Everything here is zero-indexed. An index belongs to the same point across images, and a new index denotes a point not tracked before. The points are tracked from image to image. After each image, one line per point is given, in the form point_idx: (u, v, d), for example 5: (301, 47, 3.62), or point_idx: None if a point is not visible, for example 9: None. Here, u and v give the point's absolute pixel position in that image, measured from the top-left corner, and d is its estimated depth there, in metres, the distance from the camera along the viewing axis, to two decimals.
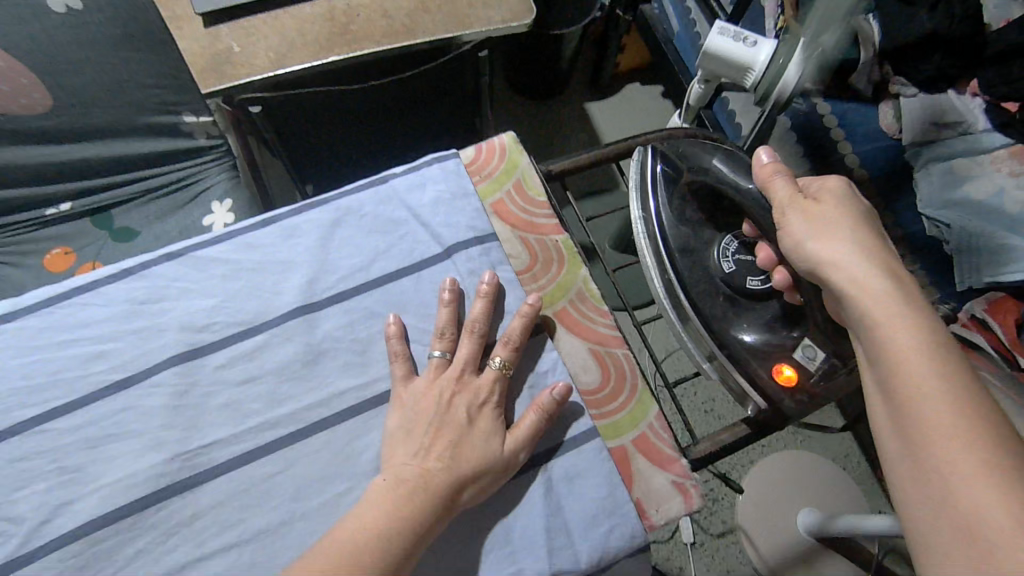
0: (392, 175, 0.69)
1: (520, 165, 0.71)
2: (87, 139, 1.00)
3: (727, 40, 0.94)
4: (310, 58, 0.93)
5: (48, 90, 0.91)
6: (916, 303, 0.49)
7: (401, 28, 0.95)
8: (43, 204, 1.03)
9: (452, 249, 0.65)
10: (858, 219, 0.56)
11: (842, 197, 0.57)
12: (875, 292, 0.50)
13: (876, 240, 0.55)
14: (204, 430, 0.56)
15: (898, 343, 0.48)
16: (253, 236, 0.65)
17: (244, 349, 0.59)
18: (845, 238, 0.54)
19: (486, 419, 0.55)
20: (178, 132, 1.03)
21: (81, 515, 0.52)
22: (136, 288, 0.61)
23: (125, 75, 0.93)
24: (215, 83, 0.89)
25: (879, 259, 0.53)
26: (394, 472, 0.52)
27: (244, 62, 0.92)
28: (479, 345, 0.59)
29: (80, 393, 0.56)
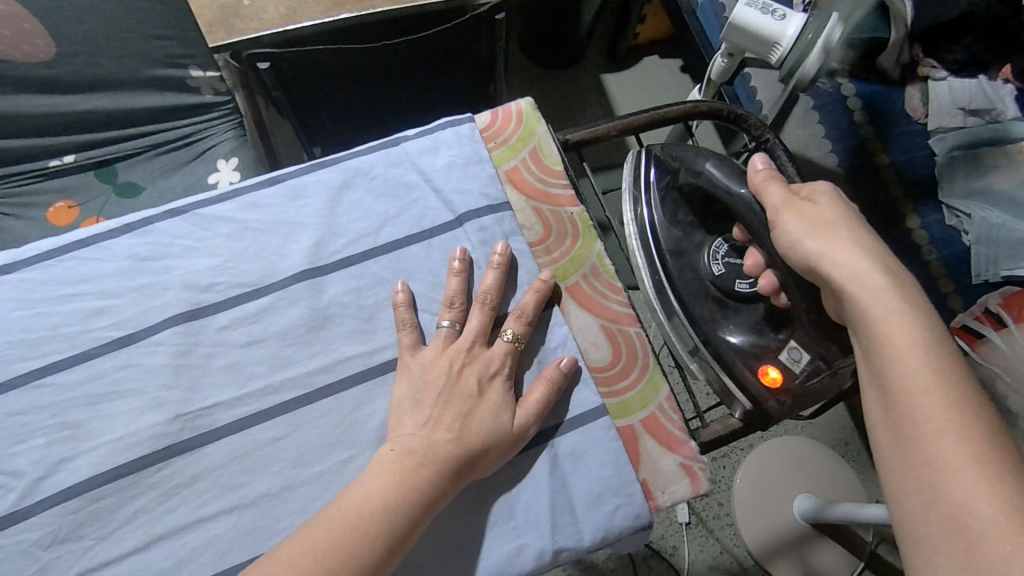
0: (404, 137, 0.67)
1: (537, 133, 0.68)
2: (91, 90, 0.97)
3: (755, 12, 0.90)
4: (322, 15, 0.96)
5: (52, 36, 0.88)
6: (913, 299, 0.47)
7: None
8: (46, 155, 1.01)
9: (464, 217, 0.63)
10: (855, 215, 0.54)
11: (836, 195, 0.55)
12: (871, 286, 0.48)
13: (871, 234, 0.53)
14: (206, 391, 0.55)
15: (894, 337, 0.46)
16: (260, 194, 0.63)
17: (248, 311, 0.58)
18: (842, 230, 0.52)
19: (495, 393, 0.54)
20: (185, 88, 1.01)
21: (80, 471, 0.51)
22: (138, 244, 0.59)
23: (130, 25, 0.90)
24: (224, 37, 0.95)
25: (875, 253, 0.50)
26: (400, 442, 0.51)
27: (253, 16, 0.96)
28: (490, 317, 0.57)
29: (79, 349, 0.55)
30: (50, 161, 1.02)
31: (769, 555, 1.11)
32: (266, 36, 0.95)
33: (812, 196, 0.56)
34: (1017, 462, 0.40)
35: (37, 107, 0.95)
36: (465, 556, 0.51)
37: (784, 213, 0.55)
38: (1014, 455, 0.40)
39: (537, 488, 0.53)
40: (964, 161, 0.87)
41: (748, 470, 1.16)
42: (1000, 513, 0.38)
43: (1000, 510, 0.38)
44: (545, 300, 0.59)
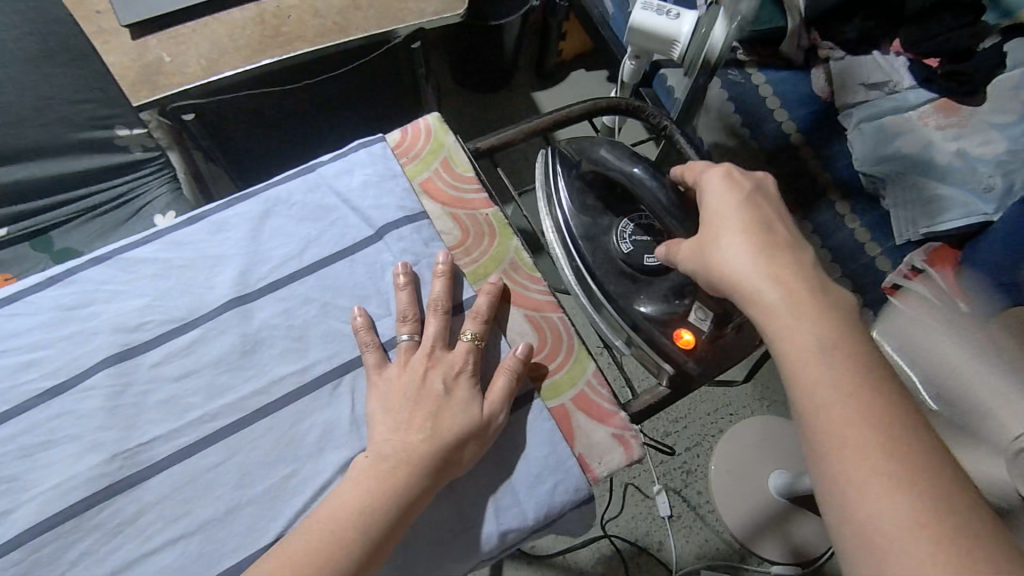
0: (320, 162, 0.70)
1: (447, 144, 0.72)
2: (19, 160, 1.00)
3: (651, 14, 0.95)
4: (244, 62, 0.95)
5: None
6: (823, 303, 0.46)
7: (333, 26, 0.99)
8: None
9: (383, 230, 0.66)
10: (757, 214, 0.52)
11: (739, 195, 0.54)
12: (771, 295, 0.47)
13: (777, 233, 0.52)
14: (143, 428, 0.55)
15: (792, 347, 0.45)
16: (182, 233, 0.65)
17: (179, 345, 0.59)
18: (737, 237, 0.51)
19: (463, 388, 0.56)
20: (113, 148, 1.06)
21: (18, 523, 0.51)
22: (64, 294, 0.60)
23: (48, 93, 0.95)
24: (148, 95, 0.91)
25: (768, 257, 0.49)
26: (375, 448, 0.52)
27: (175, 71, 0.93)
28: (445, 322, 0.60)
29: (10, 403, 0.56)
30: None
31: (750, 537, 1.14)
32: (191, 89, 0.92)
33: (714, 197, 0.55)
34: (927, 463, 0.39)
35: None
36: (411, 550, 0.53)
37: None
38: (925, 456, 0.39)
39: (475, 477, 0.56)
40: (871, 131, 0.93)
41: (718, 456, 1.20)
42: (905, 527, 0.37)
43: (905, 519, 0.37)
44: (498, 301, 0.62)
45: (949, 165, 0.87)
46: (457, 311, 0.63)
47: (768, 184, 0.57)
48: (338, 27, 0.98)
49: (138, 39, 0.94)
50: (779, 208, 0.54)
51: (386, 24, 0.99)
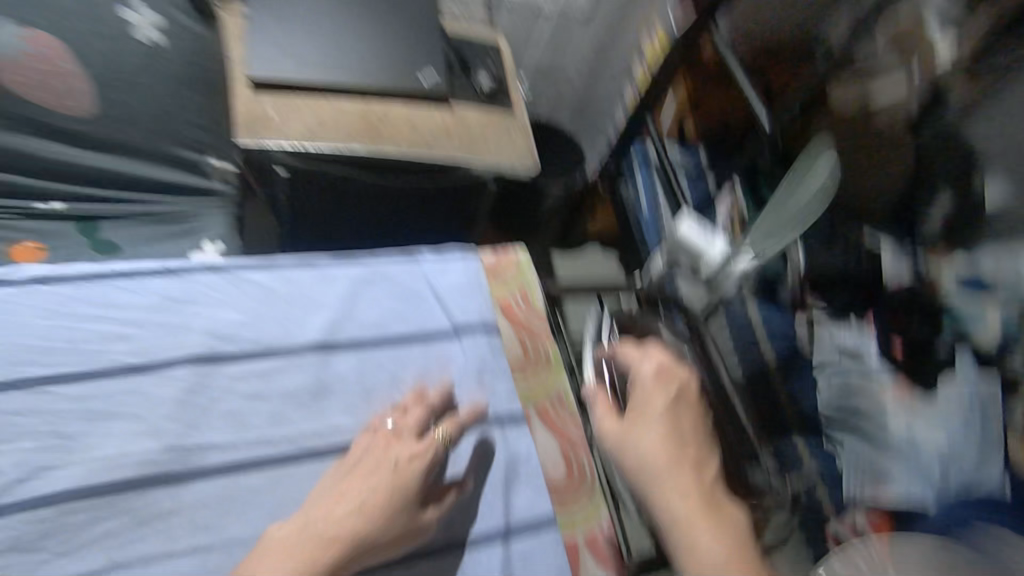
0: (422, 256, 0.79)
1: (528, 278, 0.82)
2: (106, 150, 1.06)
3: (691, 229, 1.05)
4: (337, 141, 1.10)
5: (99, 95, 1.02)
6: (719, 519, 0.57)
7: (422, 142, 1.17)
8: (32, 196, 1.03)
9: (461, 329, 0.74)
10: (674, 420, 0.64)
11: (661, 400, 0.65)
12: (677, 508, 0.58)
13: (687, 444, 0.63)
14: (204, 431, 0.58)
15: (697, 553, 0.55)
16: (292, 272, 0.72)
17: (261, 367, 0.64)
18: (653, 438, 0.62)
19: (411, 469, 0.59)
20: (195, 169, 1.13)
21: (61, 481, 0.52)
22: (175, 288, 0.66)
23: (173, 111, 1.08)
24: (247, 136, 1.06)
25: (676, 460, 0.61)
26: (300, 517, 0.55)
27: (276, 125, 1.08)
28: (429, 414, 0.65)
29: (93, 366, 0.59)
30: (32, 203, 1.04)
31: None
32: (282, 145, 1.07)
33: (642, 397, 0.66)
34: None
35: (53, 152, 1.02)
36: None
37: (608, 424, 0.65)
38: None
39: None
40: (834, 384, 0.95)
41: None
42: None
43: None
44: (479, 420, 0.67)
45: (902, 446, 0.87)
46: (505, 421, 0.69)
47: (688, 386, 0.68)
48: (425, 142, 1.17)
49: (253, 96, 1.07)
50: (693, 416, 0.66)
51: (468, 157, 1.20)
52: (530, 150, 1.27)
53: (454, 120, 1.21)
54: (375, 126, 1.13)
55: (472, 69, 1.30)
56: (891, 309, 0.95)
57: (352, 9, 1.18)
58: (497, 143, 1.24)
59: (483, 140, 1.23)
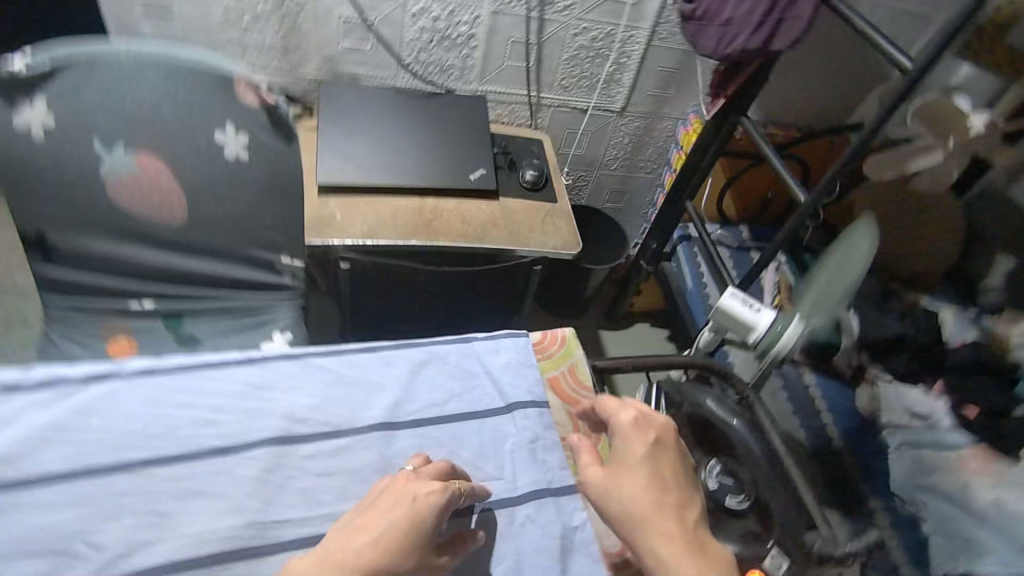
0: (475, 337, 0.85)
1: (575, 354, 0.88)
2: (193, 255, 1.16)
3: (737, 302, 1.16)
4: (395, 237, 1.22)
5: (190, 203, 1.09)
6: (706, 560, 0.56)
7: (472, 233, 1.28)
8: (132, 296, 1.18)
9: (513, 405, 0.78)
10: (656, 466, 0.63)
11: (641, 446, 0.64)
12: (664, 554, 0.57)
13: (669, 487, 0.62)
14: (281, 507, 0.63)
15: None
16: (356, 356, 0.79)
17: (330, 446, 0.69)
18: (635, 487, 0.61)
19: (428, 503, 0.59)
20: (269, 268, 1.21)
21: (157, 555, 0.58)
22: (255, 375, 0.73)
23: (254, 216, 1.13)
24: (314, 238, 1.18)
25: (660, 507, 0.60)
26: (317, 552, 0.56)
27: (341, 226, 1.21)
28: (446, 466, 0.66)
29: (185, 449, 0.65)
30: (131, 301, 1.19)
31: None
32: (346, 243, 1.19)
33: (622, 442, 0.65)
34: None
35: (147, 260, 1.14)
36: None
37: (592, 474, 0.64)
38: None
39: None
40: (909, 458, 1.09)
41: None
42: None
43: None
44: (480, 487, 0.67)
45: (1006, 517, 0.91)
46: (559, 493, 0.71)
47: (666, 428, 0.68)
48: (475, 235, 1.27)
49: (323, 198, 1.25)
50: (674, 459, 0.65)
51: (514, 243, 1.29)
52: (574, 236, 1.34)
53: (500, 211, 1.33)
54: (430, 222, 1.25)
55: (518, 167, 1.42)
56: (955, 373, 1.14)
57: (410, 122, 1.35)
58: (541, 230, 1.33)
59: (527, 228, 1.32)
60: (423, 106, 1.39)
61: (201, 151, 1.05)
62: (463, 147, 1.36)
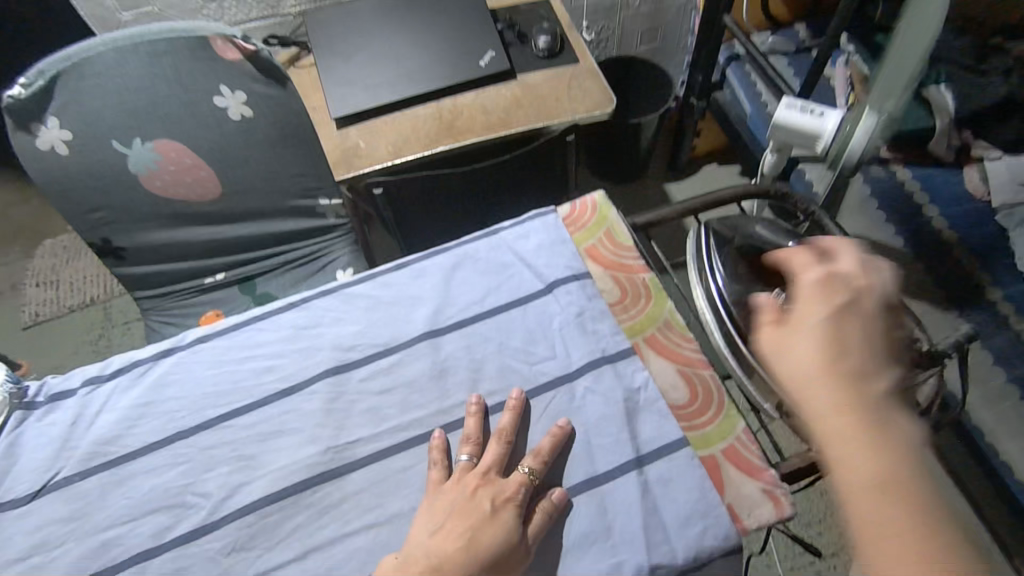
0: (502, 227, 0.82)
1: (610, 217, 0.82)
2: (241, 220, 1.18)
3: (796, 112, 1.02)
4: (423, 148, 1.17)
5: (219, 176, 1.10)
6: (889, 441, 0.46)
7: (497, 121, 1.20)
8: (203, 274, 1.23)
9: (553, 284, 0.75)
10: (839, 326, 0.51)
11: (822, 305, 0.53)
12: (837, 424, 0.47)
13: (853, 354, 0.50)
14: (351, 429, 0.67)
15: (854, 482, 0.45)
16: (390, 276, 0.79)
17: (383, 365, 0.71)
18: (811, 347, 0.51)
19: (506, 512, 0.57)
20: (314, 214, 1.21)
21: (254, 493, 0.63)
22: (300, 317, 0.76)
23: (277, 167, 1.12)
24: (345, 172, 1.15)
25: (840, 373, 0.49)
26: (406, 551, 0.56)
27: (368, 154, 1.17)
28: (507, 450, 0.62)
29: (255, 397, 0.69)
30: (204, 279, 1.23)
31: None
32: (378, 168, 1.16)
33: (799, 300, 0.54)
34: None
35: (201, 237, 1.17)
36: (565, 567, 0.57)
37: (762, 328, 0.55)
38: None
39: (628, 521, 0.58)
40: None
41: None
42: None
43: None
44: (563, 445, 0.63)
45: None
46: (616, 358, 0.68)
47: (867, 288, 0.54)
48: (501, 123, 1.19)
49: (341, 129, 1.20)
50: (869, 321, 0.52)
51: (543, 119, 1.19)
52: (604, 94, 1.22)
53: (521, 90, 1.23)
54: (452, 122, 1.19)
55: (529, 38, 1.29)
56: None
57: (399, 26, 1.26)
58: (568, 97, 1.22)
59: (552, 99, 1.22)
60: (408, 3, 1.28)
61: (204, 118, 1.05)
62: (462, 35, 1.25)
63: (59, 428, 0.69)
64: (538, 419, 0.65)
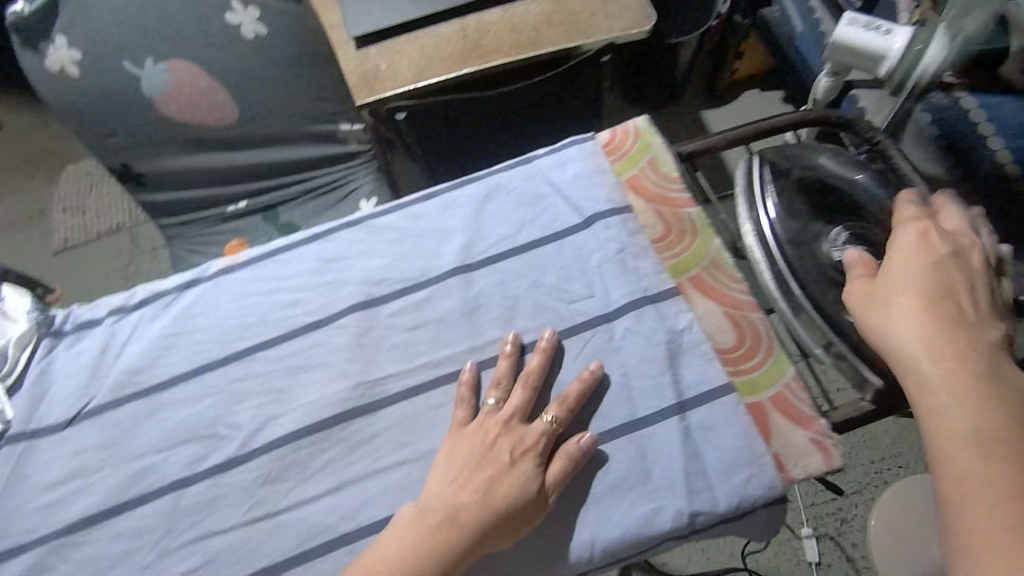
0: (536, 155, 0.76)
1: (653, 144, 0.75)
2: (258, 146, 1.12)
3: (860, 30, 0.89)
4: (448, 70, 1.05)
5: (237, 99, 1.06)
6: (987, 384, 0.48)
7: (526, 40, 1.08)
8: (223, 202, 1.15)
9: (592, 218, 0.70)
10: (939, 278, 0.53)
11: (923, 258, 0.55)
12: (929, 368, 0.49)
13: (953, 305, 0.52)
14: (381, 365, 0.65)
15: (946, 419, 0.48)
16: (418, 207, 0.75)
17: (413, 300, 0.68)
18: (907, 297, 0.53)
19: (526, 461, 0.56)
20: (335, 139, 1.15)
21: (284, 426, 0.62)
22: (324, 249, 0.73)
23: (299, 90, 1.08)
24: (367, 96, 1.02)
25: (939, 322, 0.51)
26: (423, 499, 0.55)
27: (388, 76, 1.04)
28: (534, 396, 0.60)
29: (282, 330, 0.68)
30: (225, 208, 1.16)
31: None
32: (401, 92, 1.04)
33: (898, 254, 0.56)
34: None
35: (218, 163, 1.11)
36: (604, 509, 0.56)
37: (858, 280, 0.57)
38: None
39: (669, 467, 0.56)
40: None
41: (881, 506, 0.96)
42: None
43: None
44: (591, 390, 0.60)
45: None
46: (659, 299, 0.64)
47: (968, 251, 0.56)
48: (530, 42, 1.08)
49: (362, 48, 1.06)
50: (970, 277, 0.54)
51: (575, 38, 1.09)
52: (644, 9, 1.11)
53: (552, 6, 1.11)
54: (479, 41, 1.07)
55: None
56: None
57: None
58: (603, 13, 1.11)
59: (585, 15, 1.11)
60: None
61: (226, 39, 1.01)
62: None
63: (88, 356, 0.69)
64: (573, 360, 0.63)
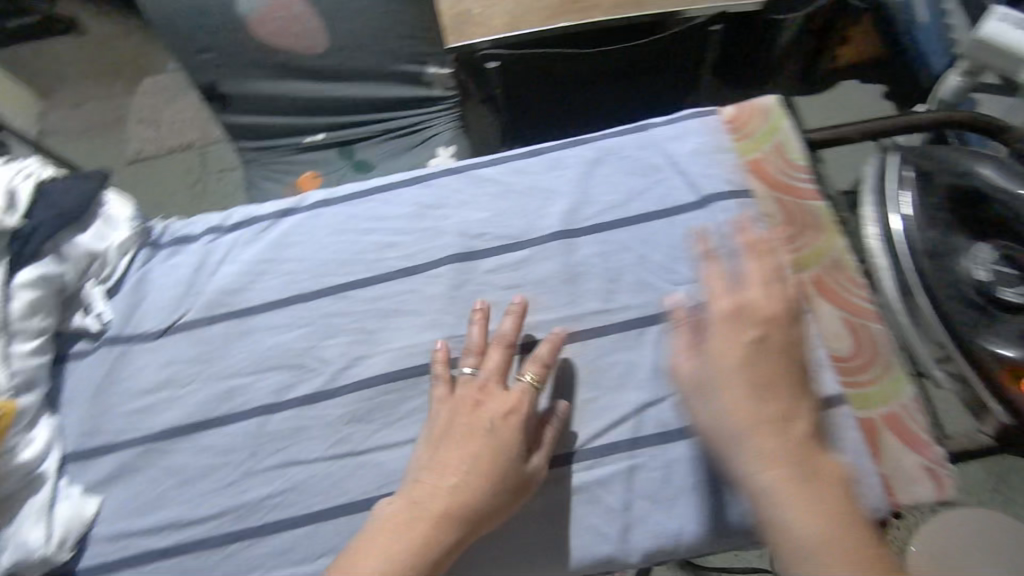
0: (652, 124, 0.73)
1: (781, 129, 0.70)
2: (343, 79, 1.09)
3: None
4: (546, 22, 1.02)
5: (327, 27, 1.04)
6: (814, 475, 0.48)
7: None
8: (302, 132, 1.12)
9: (708, 199, 0.67)
10: (762, 360, 0.52)
11: (744, 338, 0.53)
12: (759, 467, 0.48)
13: (777, 391, 0.51)
14: (475, 321, 0.63)
15: (785, 520, 0.46)
16: (523, 163, 0.72)
17: (511, 260, 0.66)
18: (733, 386, 0.51)
19: (507, 426, 0.54)
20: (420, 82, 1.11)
21: (373, 368, 0.62)
22: (424, 194, 0.71)
23: (390, 25, 1.05)
24: (455, 40, 1.01)
25: (762, 412, 0.50)
26: (405, 494, 0.52)
27: (482, 22, 1.02)
28: (508, 357, 0.58)
29: (376, 271, 0.67)
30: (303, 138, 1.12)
31: None
32: (489, 41, 1.01)
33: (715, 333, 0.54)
34: None
35: (302, 92, 1.09)
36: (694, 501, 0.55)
37: (681, 362, 0.55)
38: None
39: None
40: None
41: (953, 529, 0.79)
42: None
43: None
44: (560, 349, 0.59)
45: None
46: None
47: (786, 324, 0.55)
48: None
49: None
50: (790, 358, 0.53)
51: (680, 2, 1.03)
52: None
53: None
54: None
55: None
56: None
57: None
58: None
59: None
60: None
61: None
62: None
63: (184, 270, 0.69)
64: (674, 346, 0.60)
